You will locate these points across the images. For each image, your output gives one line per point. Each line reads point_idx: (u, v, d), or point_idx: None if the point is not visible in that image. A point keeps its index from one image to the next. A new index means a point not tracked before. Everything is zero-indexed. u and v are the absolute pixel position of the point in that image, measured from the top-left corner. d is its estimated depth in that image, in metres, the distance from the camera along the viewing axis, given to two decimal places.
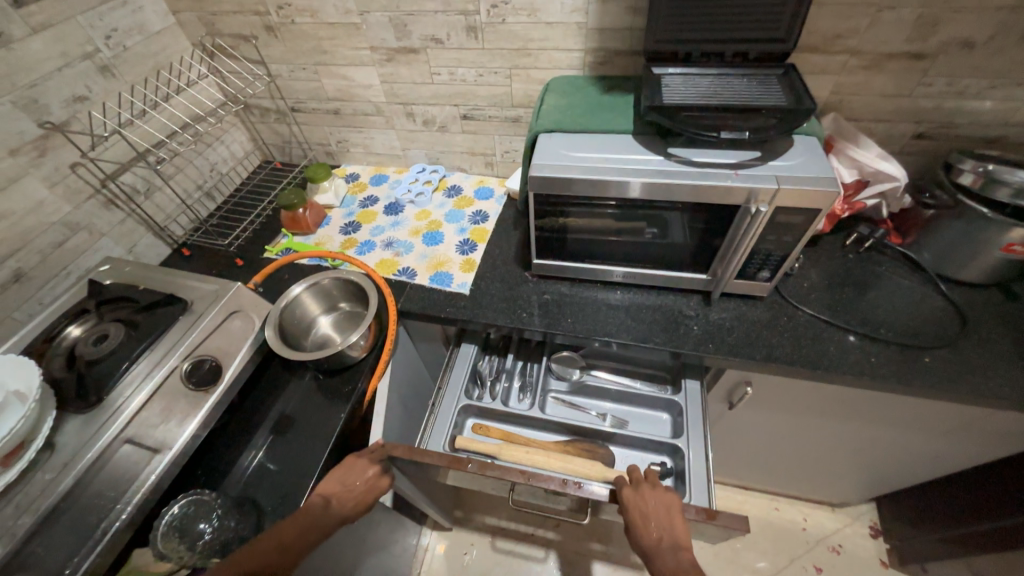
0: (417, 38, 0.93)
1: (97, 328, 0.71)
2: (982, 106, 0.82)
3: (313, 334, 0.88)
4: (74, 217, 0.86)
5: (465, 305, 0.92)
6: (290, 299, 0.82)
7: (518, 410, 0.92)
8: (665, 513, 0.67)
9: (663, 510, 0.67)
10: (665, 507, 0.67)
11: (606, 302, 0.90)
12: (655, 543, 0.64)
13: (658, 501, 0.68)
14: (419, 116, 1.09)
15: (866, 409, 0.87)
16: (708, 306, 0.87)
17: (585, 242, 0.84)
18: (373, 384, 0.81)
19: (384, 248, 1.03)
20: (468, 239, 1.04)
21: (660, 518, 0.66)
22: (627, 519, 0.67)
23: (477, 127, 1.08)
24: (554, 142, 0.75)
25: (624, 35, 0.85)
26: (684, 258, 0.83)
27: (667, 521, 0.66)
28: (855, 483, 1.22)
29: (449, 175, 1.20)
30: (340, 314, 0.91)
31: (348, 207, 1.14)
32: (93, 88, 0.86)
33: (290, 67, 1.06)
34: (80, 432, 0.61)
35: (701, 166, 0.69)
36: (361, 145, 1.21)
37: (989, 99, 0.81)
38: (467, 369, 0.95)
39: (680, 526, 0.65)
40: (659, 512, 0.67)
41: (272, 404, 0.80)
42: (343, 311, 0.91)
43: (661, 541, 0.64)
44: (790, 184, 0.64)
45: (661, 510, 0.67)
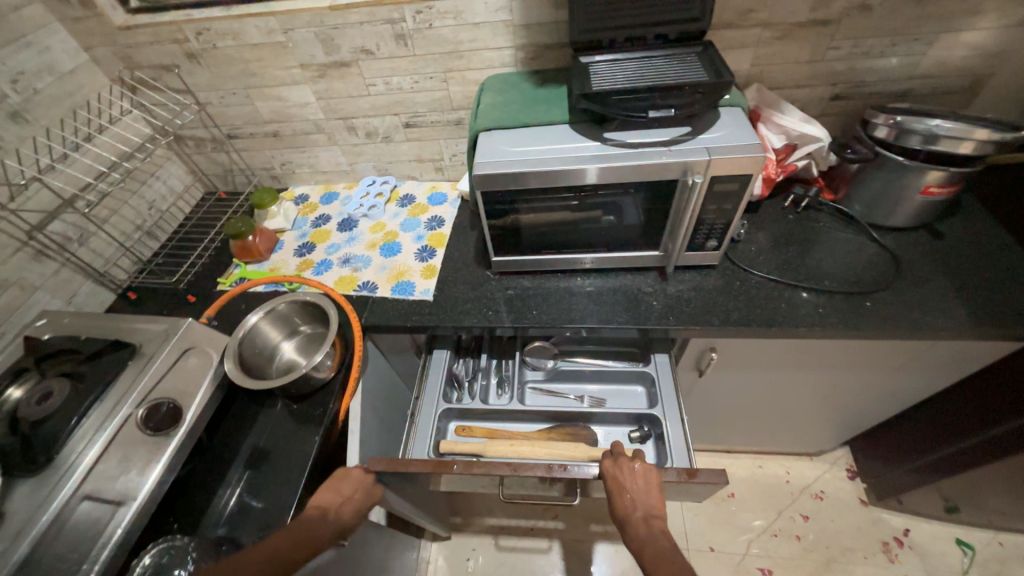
0: (346, 51, 0.93)
1: (41, 385, 0.68)
2: (887, 63, 0.88)
3: (278, 361, 0.85)
4: (1, 273, 0.81)
5: (431, 311, 0.92)
6: (245, 328, 0.80)
7: (498, 407, 0.92)
8: (642, 485, 0.69)
9: (643, 481, 0.69)
10: (644, 481, 0.69)
11: (569, 289, 0.92)
12: (631, 515, 0.66)
13: (637, 473, 0.69)
14: (362, 129, 1.08)
15: (823, 358, 0.92)
16: (666, 281, 0.90)
17: (539, 234, 0.86)
18: (345, 403, 0.80)
19: (342, 265, 1.02)
20: (426, 246, 1.03)
21: (637, 488, 0.68)
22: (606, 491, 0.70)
23: (421, 134, 1.08)
24: (494, 139, 0.76)
25: (550, 29, 0.86)
26: (637, 236, 0.85)
27: (644, 494, 0.68)
28: (826, 430, 1.28)
29: (401, 185, 1.19)
30: (303, 337, 0.88)
31: (300, 228, 1.12)
32: (5, 136, 0.81)
33: (220, 94, 1.03)
34: (32, 496, 0.58)
35: (636, 147, 0.71)
36: (306, 165, 1.18)
37: (892, 57, 0.87)
38: (442, 375, 0.95)
39: (655, 497, 0.67)
40: (637, 485, 0.69)
41: (243, 437, 0.78)
42: (305, 333, 0.89)
43: (636, 512, 0.66)
44: (720, 154, 0.68)
45: (640, 482, 0.69)
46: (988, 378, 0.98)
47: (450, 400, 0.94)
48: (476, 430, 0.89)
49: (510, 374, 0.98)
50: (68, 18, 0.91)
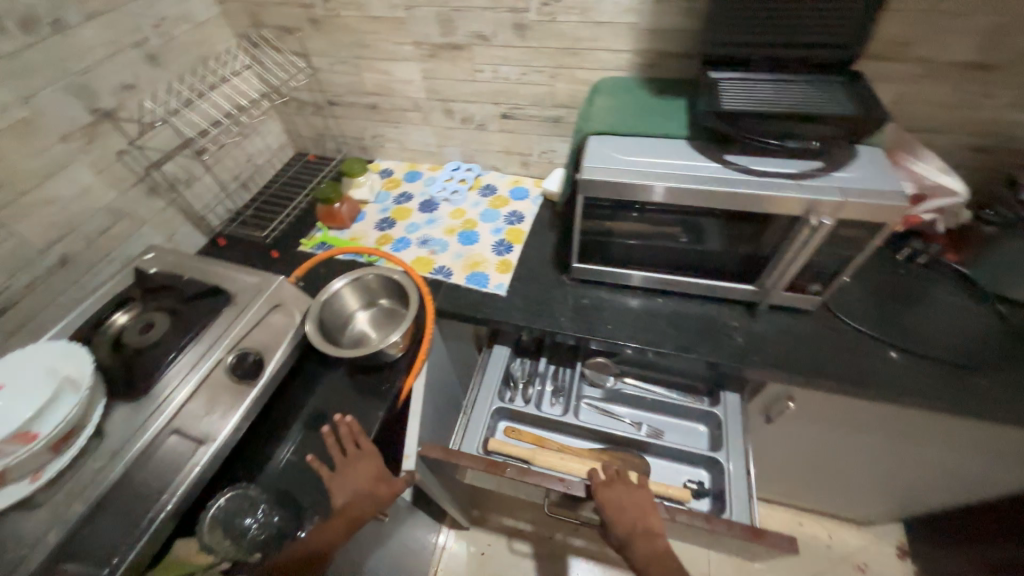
0: (462, 35, 0.92)
1: (143, 317, 0.72)
2: None
3: (350, 330, 0.87)
4: (118, 204, 0.86)
5: (502, 306, 0.91)
6: (330, 292, 0.82)
7: (551, 415, 0.91)
8: (636, 502, 0.69)
9: (637, 498, 0.69)
10: (636, 498, 0.69)
11: (648, 309, 0.88)
12: (630, 532, 0.66)
13: (629, 491, 0.70)
14: (458, 113, 1.08)
15: (911, 429, 0.84)
16: (753, 318, 0.85)
17: (629, 247, 0.83)
18: (409, 383, 0.81)
19: (420, 245, 1.02)
20: (504, 240, 1.02)
21: (632, 505, 0.68)
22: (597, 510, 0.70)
23: (516, 126, 1.07)
24: (605, 144, 0.74)
25: (677, 37, 0.83)
26: (733, 267, 0.80)
27: (639, 509, 0.68)
28: (886, 502, 1.19)
29: (484, 174, 1.19)
30: (377, 310, 0.90)
31: (382, 203, 1.14)
32: (141, 76, 0.86)
33: (331, 61, 1.05)
34: (129, 422, 0.62)
35: (760, 174, 0.66)
36: (396, 141, 1.20)
37: None
38: (501, 373, 0.94)
39: (651, 512, 0.68)
40: (629, 501, 0.69)
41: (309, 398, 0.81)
42: (381, 307, 0.90)
43: (634, 528, 0.66)
44: (854, 198, 0.62)
45: (633, 499, 0.69)
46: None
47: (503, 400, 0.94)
48: (527, 435, 0.88)
49: (567, 384, 0.96)
50: None
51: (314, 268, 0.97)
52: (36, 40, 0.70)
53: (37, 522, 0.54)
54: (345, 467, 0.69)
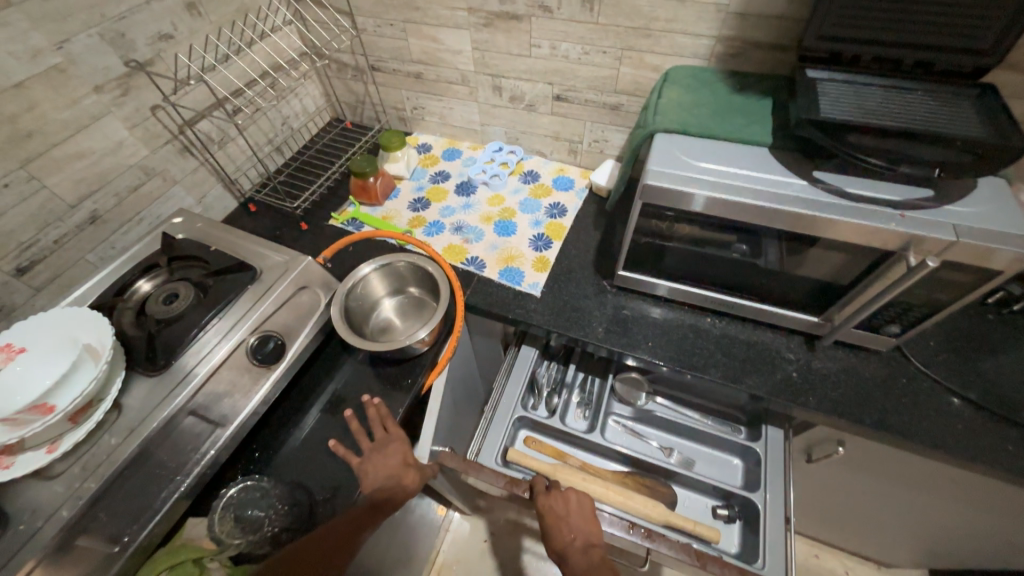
0: (523, 3, 0.83)
1: (167, 287, 0.70)
2: None
3: (376, 316, 0.83)
4: (150, 161, 0.83)
5: (535, 307, 0.85)
6: (360, 276, 0.78)
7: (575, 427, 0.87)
8: (579, 513, 0.68)
9: (578, 509, 0.69)
10: (579, 509, 0.69)
11: (693, 327, 0.81)
12: (568, 545, 0.66)
13: (571, 501, 0.70)
14: (507, 91, 1.00)
15: (973, 493, 0.76)
16: (812, 352, 0.77)
17: (682, 261, 0.75)
18: (431, 379, 0.78)
19: (453, 232, 0.97)
20: (543, 234, 0.96)
21: (573, 516, 0.68)
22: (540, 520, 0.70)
23: (569, 111, 0.98)
24: (674, 146, 0.65)
25: (770, 25, 0.72)
26: (798, 295, 0.72)
27: (584, 520, 0.68)
28: (916, 551, 1.11)
29: (527, 159, 1.11)
30: (405, 298, 0.85)
31: (418, 180, 1.08)
32: (179, 26, 0.81)
33: (377, 22, 0.98)
34: (148, 398, 0.60)
35: (856, 199, 0.57)
36: (438, 114, 1.13)
37: None
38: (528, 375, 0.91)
39: (590, 521, 0.67)
40: (573, 510, 0.69)
41: (328, 384, 0.78)
42: (410, 296, 0.86)
43: (572, 540, 0.66)
44: (972, 239, 0.52)
45: (575, 510, 0.69)
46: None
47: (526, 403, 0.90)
48: (548, 448, 0.84)
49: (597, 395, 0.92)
50: None
51: (344, 247, 0.93)
52: None
53: (52, 492, 0.54)
54: (375, 451, 0.68)
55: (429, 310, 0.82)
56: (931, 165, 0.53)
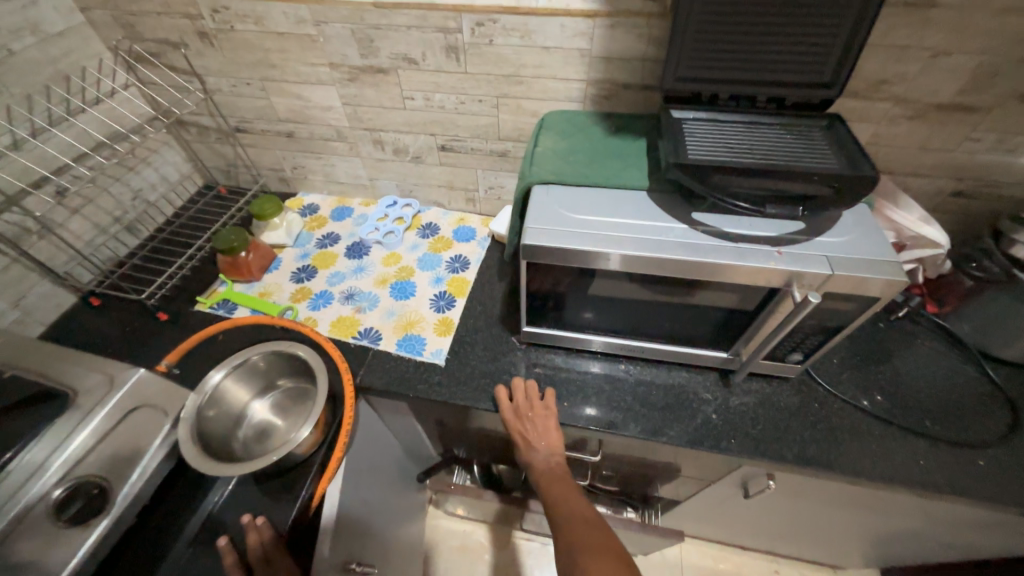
0: (386, 56, 0.78)
1: None
2: (1020, 163, 0.72)
3: (245, 426, 0.70)
4: None
5: (439, 379, 0.76)
6: (204, 389, 0.64)
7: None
8: (543, 427, 0.69)
9: (544, 426, 0.69)
10: (545, 425, 0.69)
11: (609, 377, 0.76)
12: (532, 452, 0.68)
13: (540, 417, 0.69)
14: (389, 144, 0.94)
15: (898, 504, 0.76)
16: (728, 388, 0.74)
17: (585, 311, 0.71)
18: (322, 487, 0.66)
19: (344, 301, 0.87)
20: (445, 293, 0.88)
21: (539, 430, 0.69)
22: (506, 427, 0.70)
23: (457, 159, 0.93)
24: (551, 197, 0.61)
25: (634, 67, 0.71)
26: (703, 333, 0.70)
27: (547, 432, 0.69)
28: (862, 551, 1.12)
29: (424, 210, 1.04)
30: (278, 393, 0.73)
31: (303, 246, 0.98)
32: None
33: (232, 81, 0.88)
34: None
35: (736, 239, 0.55)
36: (320, 172, 1.04)
37: None
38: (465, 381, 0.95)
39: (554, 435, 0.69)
40: (541, 424, 0.69)
41: (190, 515, 0.64)
42: (282, 388, 0.74)
43: (536, 446, 0.68)
44: (846, 270, 0.51)
45: (541, 425, 0.69)
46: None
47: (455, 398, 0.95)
48: None
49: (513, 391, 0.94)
50: None
51: (207, 336, 0.79)
52: None
53: None
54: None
55: (310, 397, 0.71)
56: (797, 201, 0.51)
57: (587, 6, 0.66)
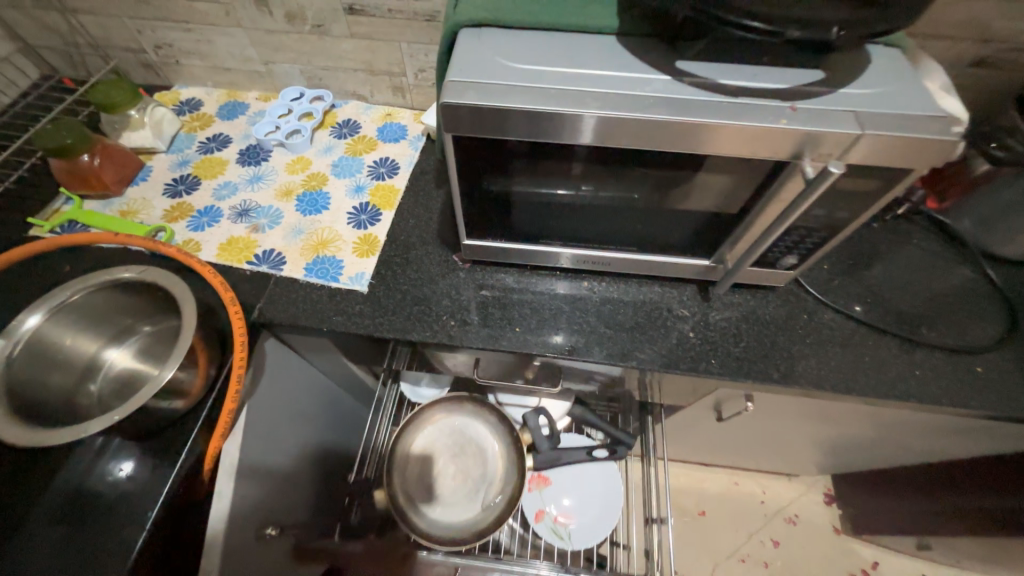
0: None
1: None
2: None
3: (101, 379, 0.56)
4: None
5: (361, 309, 0.61)
6: (9, 344, 0.48)
7: (484, 443, 0.80)
8: None
9: None
10: None
11: (571, 299, 0.63)
12: None
13: None
14: (278, 7, 0.70)
15: (876, 417, 0.71)
16: (708, 302, 0.63)
17: (539, 214, 0.56)
18: (215, 446, 0.53)
19: (235, 219, 0.68)
20: (367, 205, 0.70)
21: None
22: None
23: (372, 28, 0.71)
24: (483, 45, 0.44)
25: None
26: (682, 239, 0.57)
27: None
28: (822, 462, 1.12)
29: (341, 105, 0.83)
30: (142, 338, 0.58)
31: (181, 152, 0.75)
32: None
33: None
34: None
35: (734, 92, 0.40)
36: (195, 53, 0.79)
37: None
38: (448, 434, 0.81)
39: None
40: None
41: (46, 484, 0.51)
42: (147, 332, 0.58)
43: None
44: (878, 129, 0.38)
45: None
46: (973, 470, 0.86)
47: (414, 453, 0.79)
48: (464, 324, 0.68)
49: (487, 440, 0.80)
50: None
51: (28, 263, 0.60)
52: None
53: None
54: None
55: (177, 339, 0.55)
56: (828, 23, 0.36)
57: None
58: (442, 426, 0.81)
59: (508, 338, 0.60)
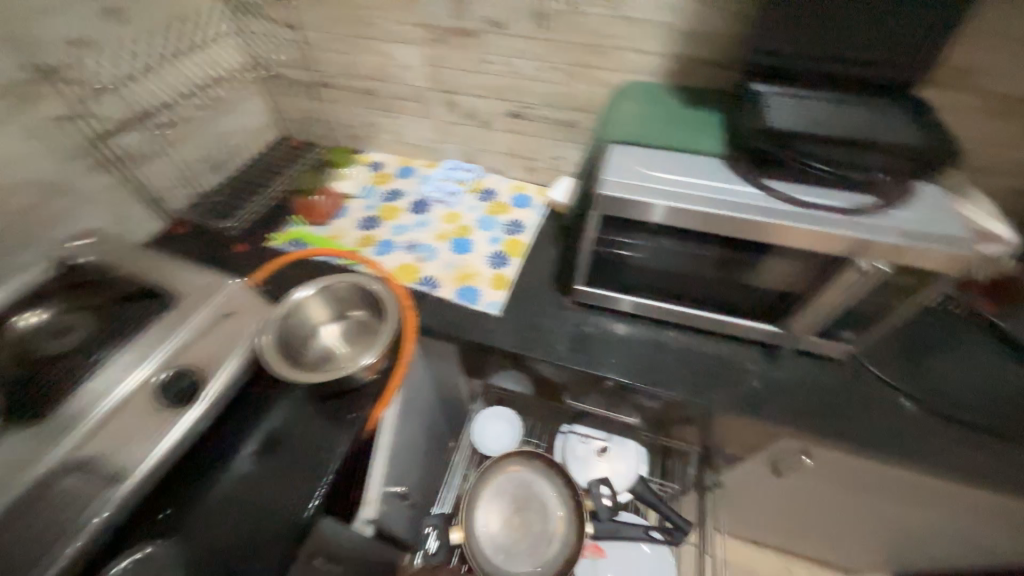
0: (475, 19, 0.83)
1: (64, 321, 0.61)
2: None
3: (319, 347, 0.74)
4: (54, 177, 0.75)
5: (494, 328, 0.80)
6: (288, 305, 0.70)
7: (546, 501, 0.92)
8: None
9: None
10: None
11: (659, 344, 0.79)
12: None
13: None
14: (460, 108, 0.98)
15: (933, 497, 0.76)
16: (775, 362, 0.76)
17: (643, 274, 0.73)
18: (379, 412, 0.67)
19: (406, 251, 0.92)
20: (501, 252, 0.92)
21: None
22: None
23: (523, 127, 0.97)
24: (626, 156, 0.65)
25: (711, 44, 0.75)
26: (755, 307, 0.72)
27: None
28: (885, 560, 1.10)
29: (484, 176, 1.08)
30: (351, 322, 0.77)
31: (369, 199, 1.03)
32: (99, 33, 0.76)
33: (326, 35, 0.95)
34: (21, 451, 0.49)
35: (804, 205, 0.57)
36: (389, 131, 1.09)
37: None
38: (516, 486, 0.94)
39: None
40: None
41: None
42: (356, 319, 0.77)
43: None
44: (914, 242, 0.53)
45: None
46: None
47: (486, 499, 0.92)
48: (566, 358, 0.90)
49: (550, 498, 0.92)
50: None
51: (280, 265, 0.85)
52: None
53: None
54: None
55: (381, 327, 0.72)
56: None
57: None
58: (513, 477, 0.94)
59: (607, 366, 0.76)
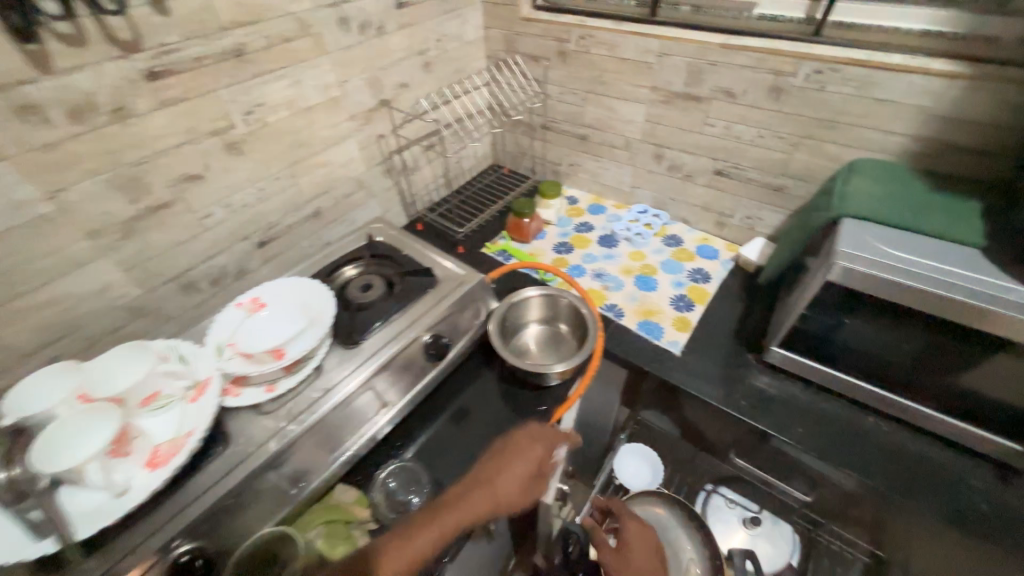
0: (707, 88, 0.92)
1: (364, 276, 0.82)
2: None
3: (529, 342, 0.88)
4: (364, 176, 1.03)
5: (674, 365, 0.85)
6: (514, 299, 0.85)
7: (681, 552, 0.91)
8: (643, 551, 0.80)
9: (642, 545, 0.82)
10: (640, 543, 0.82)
11: (855, 427, 0.75)
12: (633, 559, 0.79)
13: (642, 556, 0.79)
14: (666, 160, 1.08)
15: None
16: (1008, 486, 0.67)
17: (852, 349, 0.72)
18: (559, 413, 0.75)
19: (594, 278, 1.02)
20: (684, 296, 0.97)
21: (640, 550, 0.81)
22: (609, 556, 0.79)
23: (726, 185, 1.02)
24: (863, 232, 0.66)
25: (977, 131, 0.72)
26: (991, 415, 0.65)
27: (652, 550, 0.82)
28: None
29: (671, 224, 1.15)
30: (556, 330, 0.89)
31: (564, 227, 1.17)
32: (414, 79, 1.04)
33: (563, 90, 1.13)
34: (341, 365, 0.68)
35: None
36: (591, 173, 1.23)
37: None
38: (652, 527, 0.94)
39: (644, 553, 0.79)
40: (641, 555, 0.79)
41: None
42: (562, 329, 0.89)
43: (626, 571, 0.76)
44: None
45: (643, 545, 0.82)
46: None
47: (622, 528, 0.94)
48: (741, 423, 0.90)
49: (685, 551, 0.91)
50: (489, 3, 1.11)
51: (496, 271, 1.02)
52: (364, 39, 0.90)
53: (263, 428, 0.61)
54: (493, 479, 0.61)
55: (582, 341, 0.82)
56: None
57: (952, 68, 0.69)
58: (650, 516, 0.95)
59: (793, 434, 0.75)
